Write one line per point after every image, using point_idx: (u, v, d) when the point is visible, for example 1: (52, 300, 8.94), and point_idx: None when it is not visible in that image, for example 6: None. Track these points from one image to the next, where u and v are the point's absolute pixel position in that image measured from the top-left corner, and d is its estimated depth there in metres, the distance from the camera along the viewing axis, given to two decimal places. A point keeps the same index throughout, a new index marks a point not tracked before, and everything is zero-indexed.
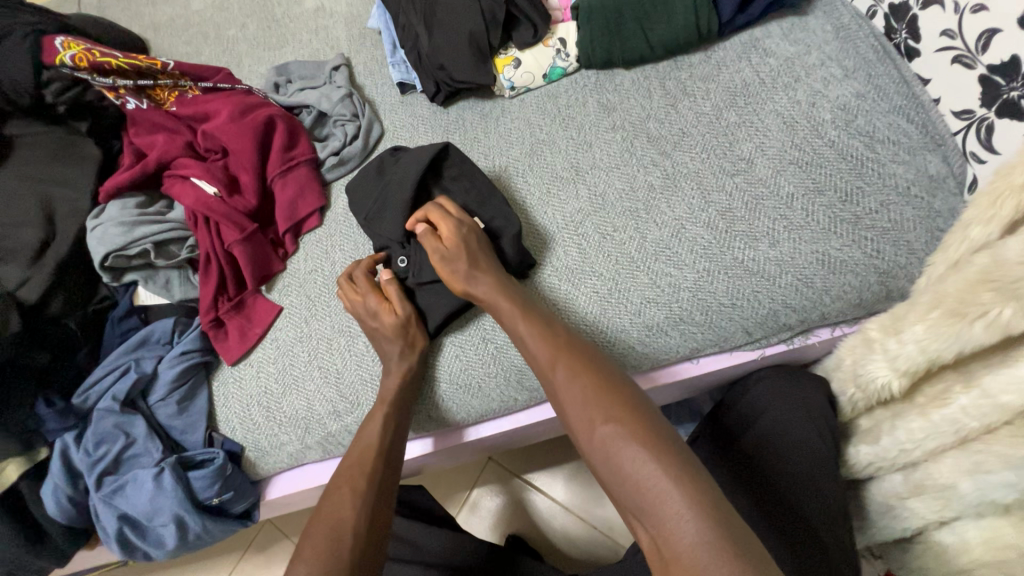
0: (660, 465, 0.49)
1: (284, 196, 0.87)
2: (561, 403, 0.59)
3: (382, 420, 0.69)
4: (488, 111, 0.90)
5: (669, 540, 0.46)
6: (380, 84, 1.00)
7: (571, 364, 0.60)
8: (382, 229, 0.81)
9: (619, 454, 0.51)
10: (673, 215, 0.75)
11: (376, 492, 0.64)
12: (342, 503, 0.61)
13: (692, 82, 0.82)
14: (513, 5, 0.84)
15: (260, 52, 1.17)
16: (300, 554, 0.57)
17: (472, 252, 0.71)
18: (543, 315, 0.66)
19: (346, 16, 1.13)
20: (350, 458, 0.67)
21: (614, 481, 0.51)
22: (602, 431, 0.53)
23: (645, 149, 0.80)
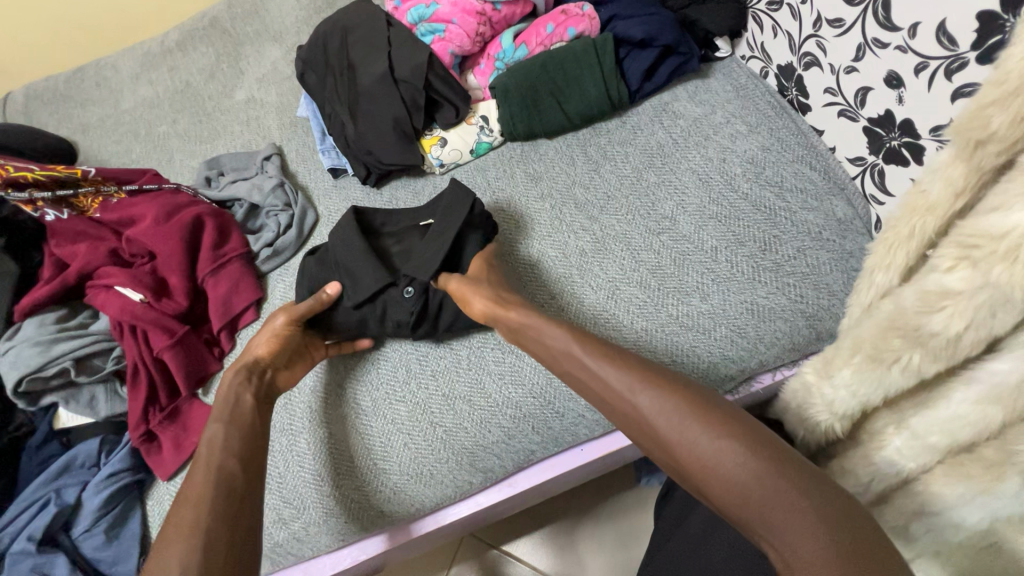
0: (779, 477, 0.44)
1: (216, 295, 0.85)
2: (642, 428, 0.53)
3: (216, 437, 0.63)
4: (421, 189, 0.91)
5: (797, 554, 0.41)
6: (313, 170, 1.00)
7: (650, 381, 0.54)
8: (360, 280, 0.78)
9: (729, 471, 0.46)
10: (606, 278, 0.76)
11: (216, 504, 0.55)
12: (169, 525, 0.54)
13: (612, 146, 0.86)
14: (432, 91, 0.86)
15: (192, 145, 1.16)
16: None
17: (496, 283, 0.73)
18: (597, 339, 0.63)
19: (276, 105, 1.15)
20: (188, 483, 0.58)
21: (731, 504, 0.45)
22: (701, 448, 0.48)
23: (573, 215, 0.82)
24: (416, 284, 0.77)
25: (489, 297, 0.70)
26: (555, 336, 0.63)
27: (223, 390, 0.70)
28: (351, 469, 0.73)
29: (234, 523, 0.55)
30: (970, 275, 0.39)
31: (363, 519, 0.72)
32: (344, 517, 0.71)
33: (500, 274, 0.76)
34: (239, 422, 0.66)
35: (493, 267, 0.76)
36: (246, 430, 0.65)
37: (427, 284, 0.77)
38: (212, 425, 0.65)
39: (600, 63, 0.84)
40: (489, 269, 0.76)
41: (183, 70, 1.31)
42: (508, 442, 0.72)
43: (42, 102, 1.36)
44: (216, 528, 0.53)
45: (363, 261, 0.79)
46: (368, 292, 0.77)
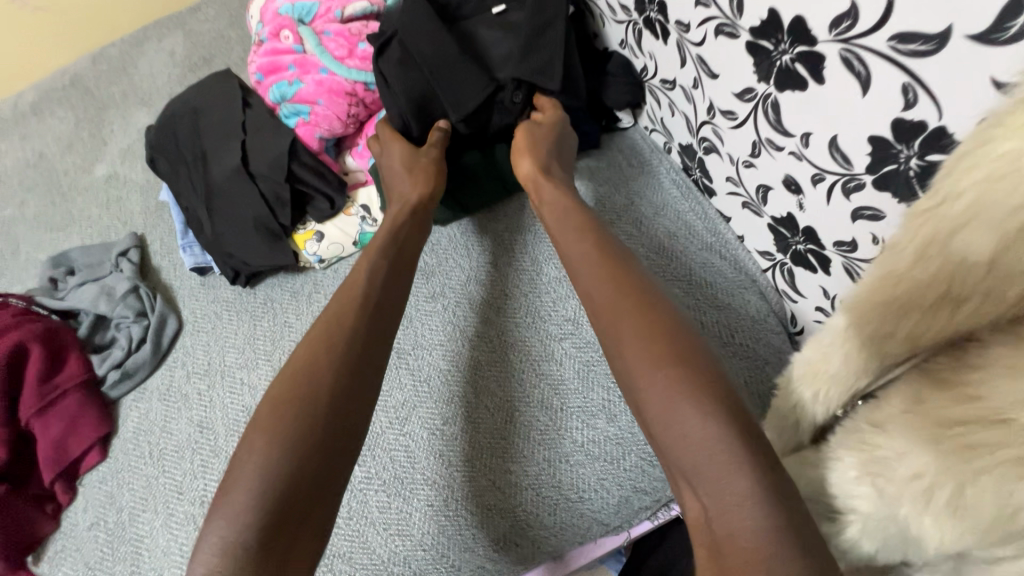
0: (728, 430, 0.41)
1: (45, 440, 0.71)
2: (612, 339, 0.51)
3: (369, 264, 0.60)
4: (299, 289, 0.80)
5: (723, 508, 0.39)
6: (178, 265, 0.87)
7: (618, 309, 0.51)
8: (466, 92, 0.68)
9: (673, 410, 0.43)
10: (504, 396, 0.67)
11: (368, 349, 0.55)
12: (319, 346, 0.53)
13: (509, 233, 0.76)
14: (298, 181, 0.74)
15: (42, 234, 1.00)
16: (254, 431, 0.48)
17: (546, 147, 0.68)
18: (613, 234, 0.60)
19: (140, 183, 1.00)
20: (320, 329, 0.54)
21: (665, 443, 0.44)
22: (652, 383, 0.45)
23: (468, 318, 0.72)
24: (519, 85, 0.70)
25: (538, 162, 0.67)
26: (581, 244, 0.59)
27: (390, 223, 0.65)
28: None
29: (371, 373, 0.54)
30: (875, 498, 0.31)
31: None
32: None
33: (558, 143, 0.69)
34: (393, 251, 0.62)
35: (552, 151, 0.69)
36: (401, 255, 0.63)
37: (531, 86, 0.71)
38: (369, 253, 0.62)
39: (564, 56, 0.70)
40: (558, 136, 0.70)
41: (36, 139, 1.14)
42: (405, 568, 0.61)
43: None
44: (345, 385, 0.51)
45: (465, 70, 0.68)
46: (473, 108, 0.68)
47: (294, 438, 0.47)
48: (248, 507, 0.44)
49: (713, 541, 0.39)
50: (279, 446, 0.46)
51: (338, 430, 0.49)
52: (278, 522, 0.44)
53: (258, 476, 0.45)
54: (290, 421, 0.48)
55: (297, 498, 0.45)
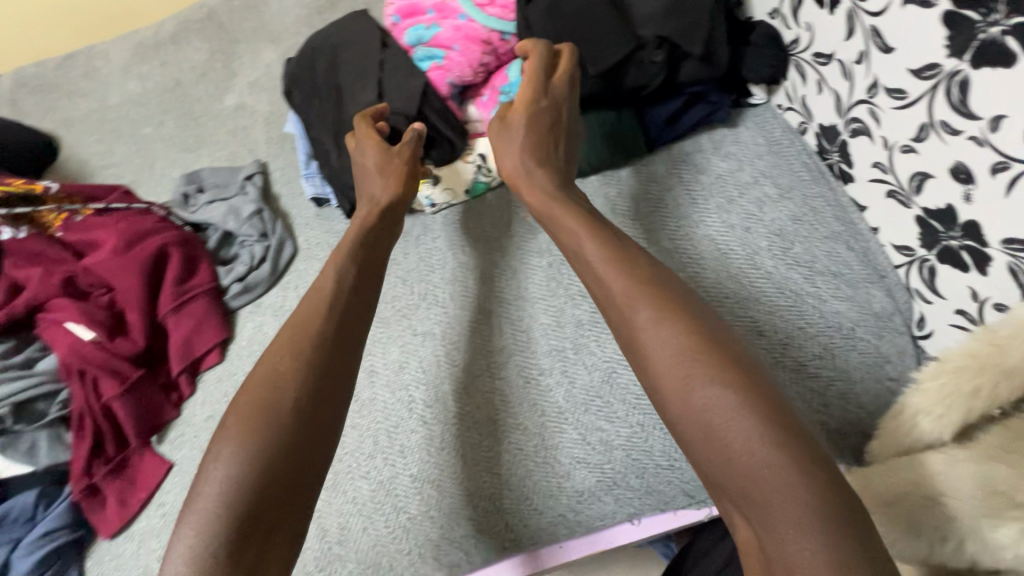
0: (784, 452, 0.39)
1: (177, 336, 0.78)
2: (641, 353, 0.48)
3: (336, 272, 0.61)
4: (409, 229, 0.84)
5: (779, 539, 0.37)
6: (297, 195, 0.93)
7: (656, 319, 0.48)
8: (602, 48, 0.67)
9: (725, 430, 0.41)
10: (603, 356, 0.68)
11: (325, 355, 0.54)
12: (282, 355, 0.53)
13: (623, 200, 0.77)
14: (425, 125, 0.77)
15: (176, 153, 1.08)
16: (217, 444, 0.49)
17: (537, 141, 0.63)
18: (615, 235, 0.56)
19: (265, 115, 1.07)
20: (282, 336, 0.55)
21: (705, 462, 0.42)
22: (704, 399, 0.43)
23: (573, 277, 0.73)
24: (661, 44, 0.67)
25: (524, 163, 0.63)
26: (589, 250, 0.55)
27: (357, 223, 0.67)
28: (304, 551, 0.66)
29: (332, 373, 0.53)
30: None
31: None
32: None
33: (549, 120, 0.64)
34: (355, 255, 0.63)
35: (536, 136, 0.63)
36: (360, 262, 0.63)
37: (673, 47, 0.68)
38: (332, 261, 0.63)
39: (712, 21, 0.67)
40: (559, 128, 0.65)
41: (174, 66, 1.22)
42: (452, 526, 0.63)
43: (28, 90, 1.27)
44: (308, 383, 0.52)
45: (606, 27, 0.67)
46: (611, 62, 0.66)
47: (254, 446, 0.47)
48: (211, 520, 0.44)
49: (768, 565, 0.38)
50: (242, 455, 0.47)
51: (301, 424, 0.50)
52: (250, 525, 0.44)
53: (228, 485, 0.46)
54: (257, 429, 0.48)
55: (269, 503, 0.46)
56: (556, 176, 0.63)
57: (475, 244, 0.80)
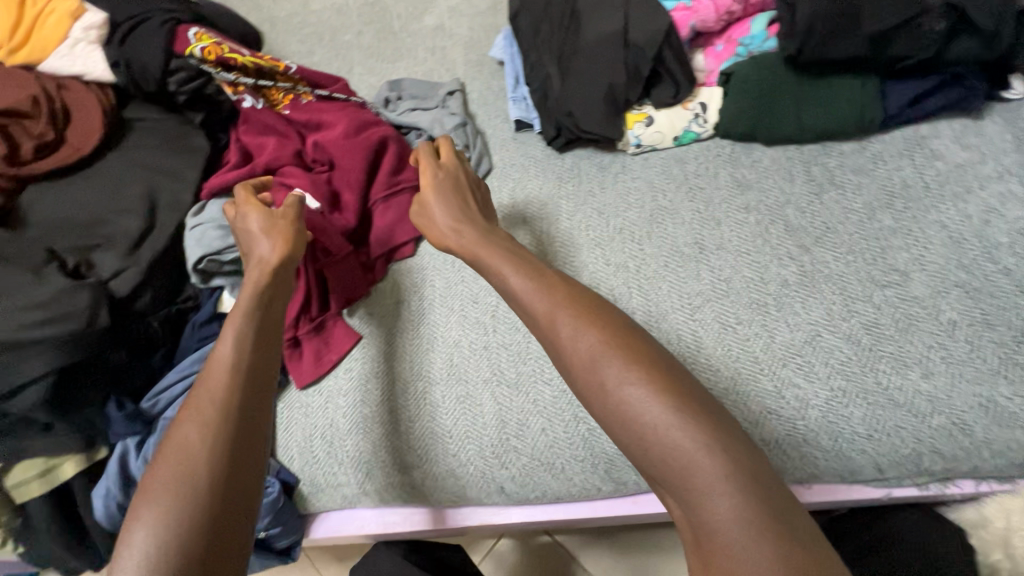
0: (701, 437, 0.44)
1: (382, 223, 0.83)
2: (565, 363, 0.53)
3: (234, 332, 0.56)
4: (607, 165, 0.85)
5: (711, 532, 0.41)
6: (494, 117, 0.96)
7: (575, 315, 0.53)
8: (878, 12, 0.67)
9: (641, 417, 0.46)
10: (808, 318, 0.67)
11: (240, 422, 0.50)
12: (186, 422, 0.49)
13: (843, 172, 0.75)
14: (660, 64, 0.78)
15: (375, 62, 1.14)
16: (139, 516, 0.44)
17: (452, 203, 0.70)
18: (533, 263, 0.60)
19: (464, 39, 1.10)
20: (192, 401, 0.51)
21: (642, 459, 0.47)
22: (630, 393, 0.47)
23: (781, 238, 0.73)
24: (947, 12, 0.66)
25: (453, 215, 0.69)
26: (545, 299, 0.55)
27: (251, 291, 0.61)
28: (482, 436, 0.70)
29: (244, 436, 0.49)
30: None
31: (477, 490, 0.70)
32: (470, 489, 0.71)
33: (449, 177, 0.73)
34: (253, 305, 0.59)
35: (446, 198, 0.71)
36: (265, 317, 0.59)
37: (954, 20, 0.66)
38: (232, 321, 0.57)
39: None
40: (444, 187, 0.71)
41: None
42: (445, 462, 0.71)
43: None
44: (218, 458, 0.47)
45: None
46: (890, 23, 0.66)
47: (182, 518, 0.43)
48: None
49: (705, 553, 0.42)
50: (171, 517, 0.43)
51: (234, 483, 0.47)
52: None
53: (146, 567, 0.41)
54: (173, 499, 0.44)
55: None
56: (474, 225, 0.68)
57: (676, 191, 0.80)
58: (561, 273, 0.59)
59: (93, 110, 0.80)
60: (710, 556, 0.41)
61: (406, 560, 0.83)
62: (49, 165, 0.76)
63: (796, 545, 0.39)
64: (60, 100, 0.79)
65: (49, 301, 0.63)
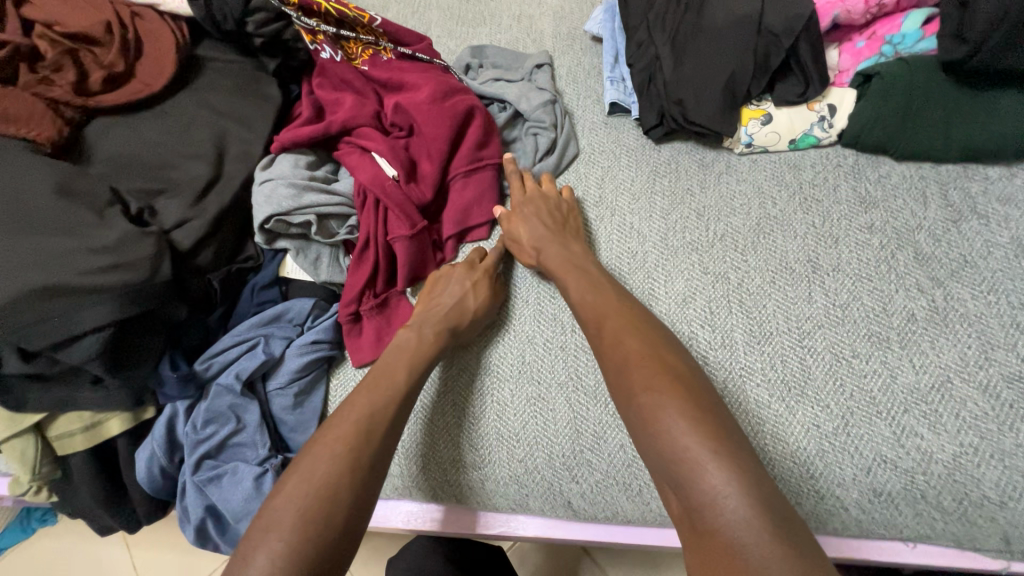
0: (709, 440, 0.46)
1: (460, 199, 0.76)
2: (603, 365, 0.57)
3: (397, 383, 0.59)
4: (710, 162, 0.77)
5: (708, 522, 0.43)
6: (584, 97, 0.88)
7: (620, 327, 0.58)
8: None
9: (657, 416, 0.49)
10: (937, 360, 0.60)
11: (377, 466, 0.52)
12: (329, 450, 0.51)
13: (988, 201, 0.66)
14: (792, 55, 0.70)
15: (453, 25, 1.04)
16: (269, 532, 0.46)
17: (540, 220, 0.72)
18: (591, 277, 0.66)
19: (555, 9, 1.01)
20: (336, 433, 0.53)
21: (652, 455, 0.49)
22: (652, 397, 0.50)
23: (909, 267, 0.65)
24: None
25: (537, 235, 0.71)
26: (600, 306, 0.62)
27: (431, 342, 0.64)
28: (553, 444, 0.64)
29: (375, 479, 0.51)
30: None
31: (541, 502, 0.65)
32: (535, 499, 0.65)
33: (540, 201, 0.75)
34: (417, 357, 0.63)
35: (539, 219, 0.72)
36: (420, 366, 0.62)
37: None
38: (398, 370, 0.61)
39: None
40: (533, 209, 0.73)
41: None
42: (478, 471, 0.66)
43: None
44: (356, 494, 0.49)
45: None
46: None
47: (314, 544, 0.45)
48: None
49: (699, 544, 0.43)
50: (299, 550, 0.44)
51: (349, 531, 0.48)
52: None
53: None
54: (315, 525, 0.46)
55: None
56: (557, 246, 0.70)
57: (788, 201, 0.72)
58: (614, 287, 0.65)
59: (166, 46, 0.74)
60: (704, 544, 0.42)
61: (445, 560, 0.78)
62: (117, 100, 0.70)
63: (801, 554, 0.39)
64: (134, 30, 0.73)
65: (116, 246, 0.58)
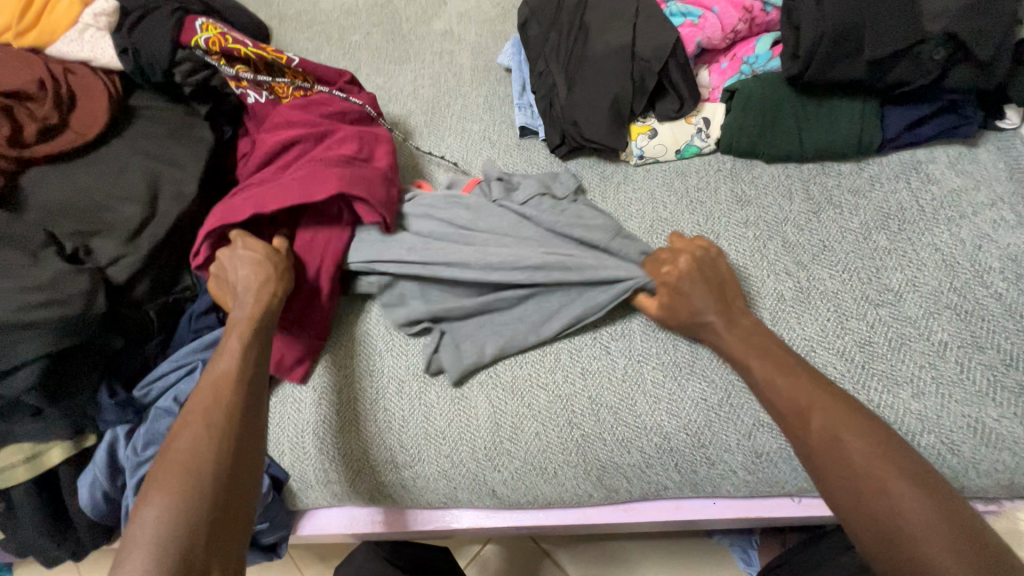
0: (957, 546, 0.45)
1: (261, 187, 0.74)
2: (812, 452, 0.53)
3: (238, 347, 0.62)
4: (609, 174, 0.86)
5: None
6: (499, 122, 0.97)
7: (829, 409, 0.54)
8: (883, 38, 0.68)
9: (905, 522, 0.47)
10: (803, 334, 0.68)
11: (238, 422, 0.56)
12: (189, 421, 0.55)
13: (842, 193, 0.76)
14: (665, 77, 0.80)
15: (379, 64, 1.12)
16: (152, 491, 0.51)
17: (713, 291, 0.66)
18: (789, 356, 0.61)
19: (473, 45, 1.10)
20: (194, 405, 0.57)
21: (885, 552, 0.47)
22: (898, 498, 0.48)
23: (779, 254, 0.74)
24: (947, 42, 0.68)
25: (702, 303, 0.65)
26: (795, 389, 0.57)
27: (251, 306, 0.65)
28: (476, 438, 0.70)
29: (241, 433, 0.56)
30: None
31: (471, 494, 0.70)
32: (464, 491, 0.70)
33: (705, 263, 0.69)
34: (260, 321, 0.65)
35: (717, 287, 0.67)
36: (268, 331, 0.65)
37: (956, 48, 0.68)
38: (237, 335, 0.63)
39: (1007, 29, 0.66)
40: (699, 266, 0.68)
41: None
42: (413, 471, 0.71)
43: None
44: (217, 452, 0.53)
45: (888, 18, 0.68)
46: (893, 49, 0.68)
47: (183, 505, 0.49)
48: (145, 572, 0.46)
49: None
50: (169, 513, 0.49)
51: (232, 474, 0.53)
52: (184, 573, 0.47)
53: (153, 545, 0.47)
54: (182, 488, 0.50)
55: (198, 550, 0.48)
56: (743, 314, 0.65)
57: (677, 204, 0.81)
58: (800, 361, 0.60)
59: (99, 99, 0.80)
60: None
61: (390, 563, 0.82)
62: (51, 149, 0.76)
63: None
64: (67, 85, 0.79)
65: (49, 284, 0.62)
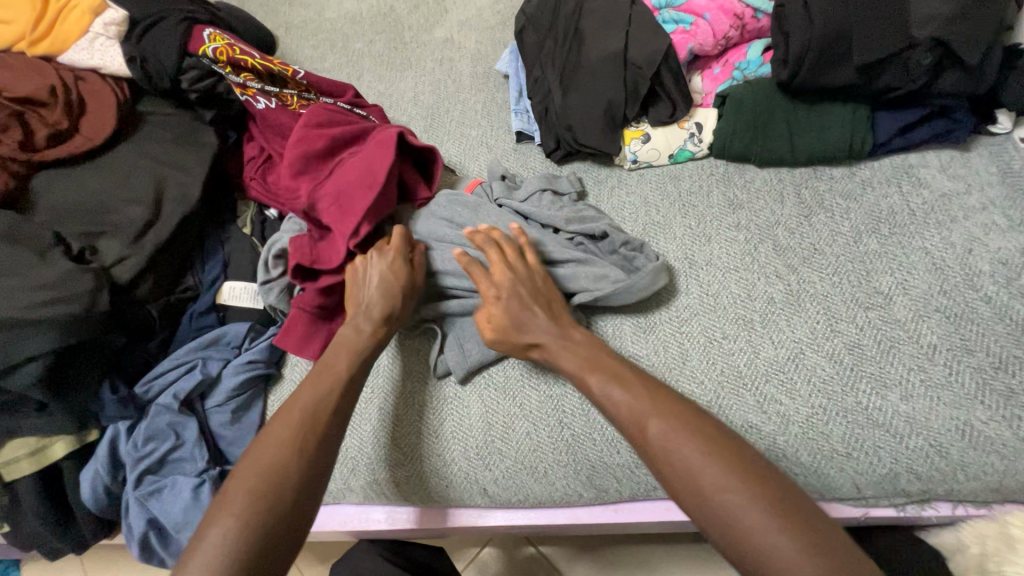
0: (797, 544, 0.45)
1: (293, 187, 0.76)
2: (660, 468, 0.54)
3: (339, 371, 0.64)
4: (604, 179, 0.87)
5: None
6: (497, 128, 0.98)
7: (661, 419, 0.55)
8: (872, 43, 0.69)
9: (747, 528, 0.47)
10: (793, 336, 0.69)
11: (325, 445, 0.58)
12: (279, 436, 0.57)
13: (833, 197, 0.77)
14: (657, 83, 0.81)
15: (382, 71, 1.14)
16: (230, 502, 0.52)
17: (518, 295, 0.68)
18: (620, 364, 0.62)
19: (473, 52, 1.12)
20: (284, 419, 0.59)
21: (740, 559, 0.48)
22: (738, 502, 0.48)
23: (769, 257, 0.74)
24: (935, 48, 0.68)
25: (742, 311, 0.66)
26: (632, 402, 0.57)
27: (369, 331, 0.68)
28: (469, 438, 0.71)
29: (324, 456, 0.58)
30: None
31: (463, 493, 0.71)
32: (455, 489, 0.71)
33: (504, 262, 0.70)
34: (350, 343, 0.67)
35: None
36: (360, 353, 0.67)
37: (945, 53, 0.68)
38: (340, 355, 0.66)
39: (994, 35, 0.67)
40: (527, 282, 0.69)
41: None
42: (406, 470, 0.72)
43: None
44: (302, 472, 0.55)
45: (876, 23, 0.69)
46: (880, 55, 0.68)
47: (260, 516, 0.51)
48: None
49: None
50: (246, 522, 0.51)
51: (309, 493, 0.55)
52: None
53: (225, 551, 0.49)
54: (263, 499, 0.52)
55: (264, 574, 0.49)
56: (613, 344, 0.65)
57: (670, 208, 0.82)
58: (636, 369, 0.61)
59: (108, 105, 0.83)
60: None
61: (384, 561, 0.83)
62: (61, 153, 0.79)
63: None
64: (77, 91, 0.82)
65: (56, 282, 0.64)
